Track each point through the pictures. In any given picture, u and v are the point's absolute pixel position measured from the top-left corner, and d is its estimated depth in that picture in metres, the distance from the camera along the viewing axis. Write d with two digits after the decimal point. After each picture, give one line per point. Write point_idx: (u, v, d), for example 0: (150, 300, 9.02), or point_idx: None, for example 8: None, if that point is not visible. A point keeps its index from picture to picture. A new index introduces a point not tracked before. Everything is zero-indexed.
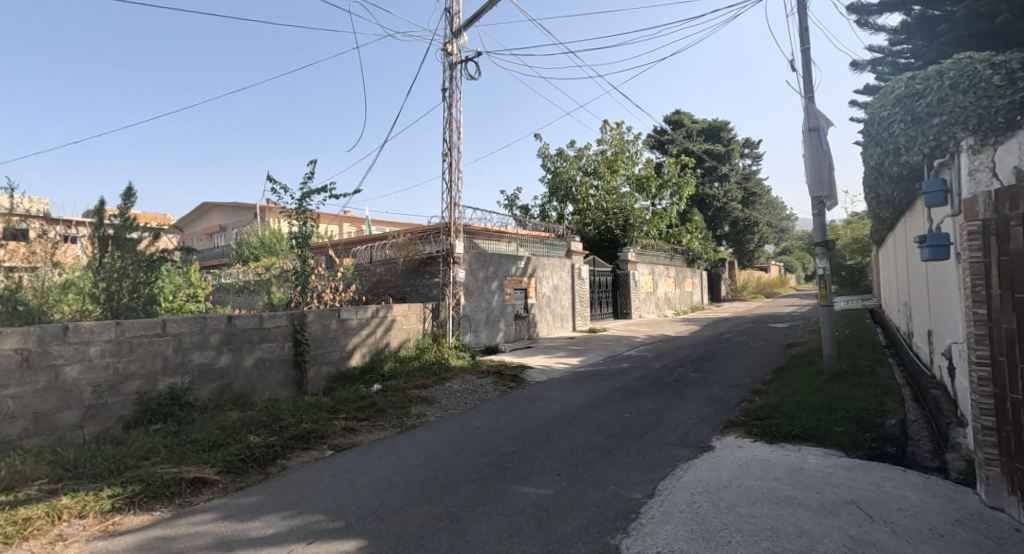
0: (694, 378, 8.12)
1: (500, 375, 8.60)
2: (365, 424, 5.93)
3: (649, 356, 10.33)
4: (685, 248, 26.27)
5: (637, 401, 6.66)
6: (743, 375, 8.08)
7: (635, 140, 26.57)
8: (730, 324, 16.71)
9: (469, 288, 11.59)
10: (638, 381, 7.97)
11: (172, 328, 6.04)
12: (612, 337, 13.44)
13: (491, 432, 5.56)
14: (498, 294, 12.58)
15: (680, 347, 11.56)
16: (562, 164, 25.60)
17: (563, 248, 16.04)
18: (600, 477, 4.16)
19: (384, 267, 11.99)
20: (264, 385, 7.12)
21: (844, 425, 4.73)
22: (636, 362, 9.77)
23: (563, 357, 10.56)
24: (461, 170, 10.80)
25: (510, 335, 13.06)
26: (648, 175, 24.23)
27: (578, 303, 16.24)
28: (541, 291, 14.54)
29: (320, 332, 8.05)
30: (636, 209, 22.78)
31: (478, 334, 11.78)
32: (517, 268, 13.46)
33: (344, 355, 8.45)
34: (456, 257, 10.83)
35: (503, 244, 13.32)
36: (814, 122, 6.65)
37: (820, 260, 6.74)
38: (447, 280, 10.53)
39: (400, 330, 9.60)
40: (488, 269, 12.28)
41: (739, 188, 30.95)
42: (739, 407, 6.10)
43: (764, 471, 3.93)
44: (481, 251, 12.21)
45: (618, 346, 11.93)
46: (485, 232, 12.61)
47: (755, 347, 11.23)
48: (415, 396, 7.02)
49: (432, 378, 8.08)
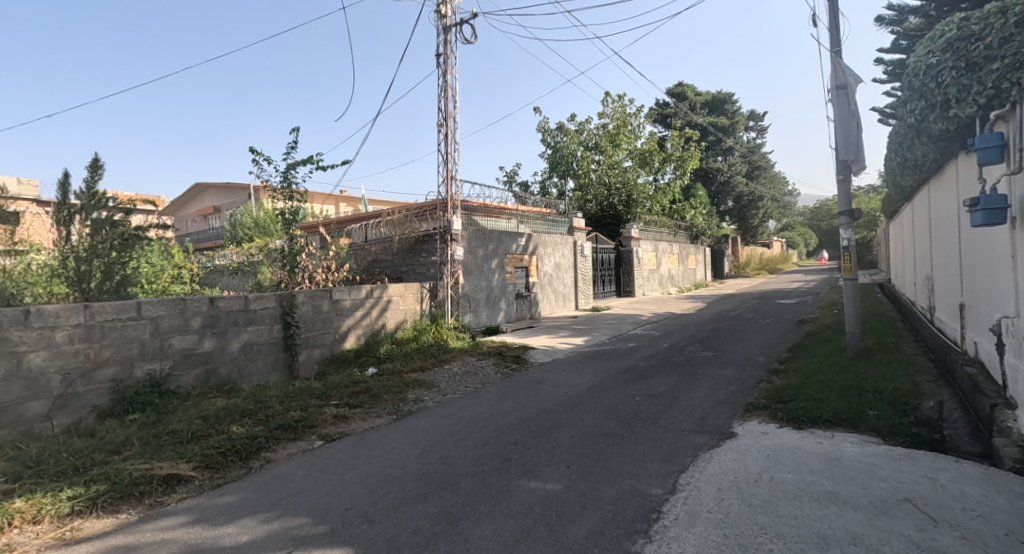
0: (705, 357, 7.73)
1: (502, 356, 8.21)
2: (358, 411, 5.54)
3: (656, 335, 9.95)
4: (689, 224, 25.76)
5: (648, 383, 6.27)
6: (757, 354, 7.69)
7: (638, 114, 25.83)
8: (737, 300, 16.31)
9: (469, 266, 11.15)
10: (647, 361, 7.59)
11: (148, 311, 5.62)
12: (617, 316, 13.06)
13: (493, 418, 5.17)
14: (498, 273, 12.15)
15: (688, 325, 11.17)
16: (563, 139, 24.94)
17: (565, 225, 15.54)
18: (614, 468, 3.77)
19: (379, 246, 11.58)
20: (251, 370, 6.73)
21: (878, 408, 4.32)
22: (644, 341, 9.39)
23: (567, 337, 10.18)
24: (458, 142, 10.23)
25: (511, 315, 12.66)
26: (651, 149, 23.57)
27: (581, 281, 15.83)
28: (543, 270, 14.11)
29: (311, 314, 7.64)
30: (639, 184, 22.19)
31: (478, 314, 11.38)
32: (518, 245, 13.00)
33: (338, 337, 8.06)
34: (454, 234, 10.33)
35: (503, 222, 12.84)
36: (842, 80, 6.15)
37: (844, 229, 6.30)
38: (444, 259, 10.06)
39: (397, 311, 9.20)
40: (488, 247, 11.82)
41: (744, 162, 30.26)
42: (758, 388, 5.71)
43: (797, 462, 3.53)
44: (480, 227, 11.74)
45: (623, 324, 11.55)
46: (484, 208, 12.11)
47: (766, 324, 10.84)
48: (413, 380, 6.64)
49: (431, 361, 7.69)
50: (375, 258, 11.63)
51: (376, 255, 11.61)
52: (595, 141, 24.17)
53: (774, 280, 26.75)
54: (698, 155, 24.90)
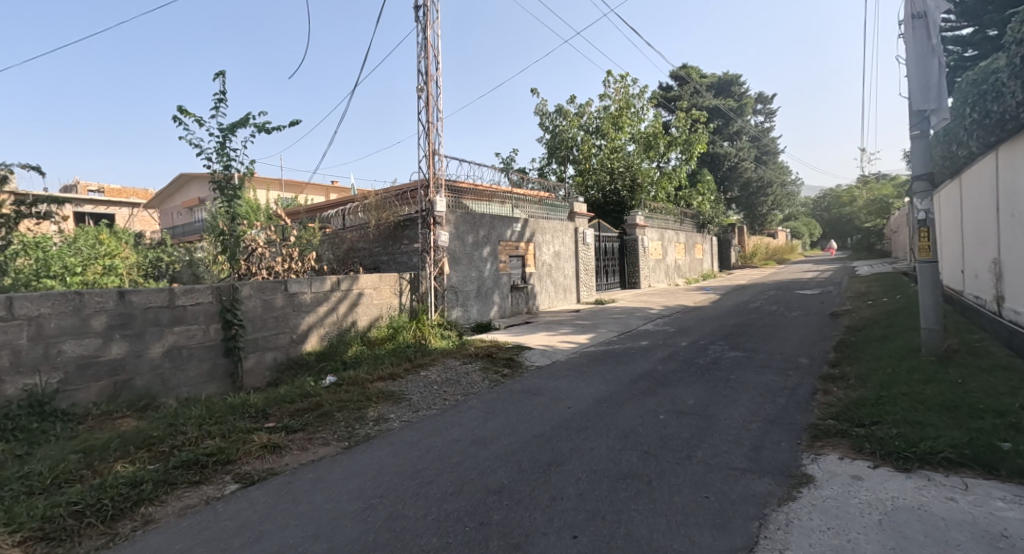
0: (735, 359, 6.44)
1: (491, 359, 6.92)
2: (299, 437, 4.24)
3: (671, 332, 8.68)
4: (695, 211, 24.47)
5: (673, 396, 4.99)
6: (798, 355, 6.40)
7: (641, 96, 24.50)
8: (751, 292, 15.03)
9: (457, 255, 9.87)
10: (666, 365, 6.31)
11: (25, 309, 4.31)
12: (623, 310, 11.78)
13: (473, 449, 3.88)
14: (490, 262, 10.87)
15: (704, 320, 9.91)
16: (562, 123, 23.62)
17: (564, 211, 14.25)
18: (647, 542, 2.47)
19: (356, 232, 10.30)
20: (180, 381, 5.44)
21: (1014, 440, 3.04)
22: (657, 339, 8.11)
23: (568, 334, 8.90)
24: (441, 111, 8.87)
25: (506, 309, 11.38)
26: (655, 132, 22.26)
27: (583, 272, 14.54)
28: (541, 259, 12.82)
29: (260, 311, 6.33)
30: (643, 169, 20.88)
31: (468, 309, 10.10)
32: (513, 232, 11.71)
33: (296, 338, 6.76)
34: (438, 217, 8.95)
35: (496, 206, 11.55)
36: (921, 6, 4.86)
37: (919, 199, 4.98)
38: (425, 246, 8.70)
39: (370, 306, 7.92)
40: (478, 233, 10.54)
41: (752, 147, 28.91)
42: (817, 403, 4.42)
43: (940, 540, 2.24)
44: (470, 211, 10.45)
45: (631, 319, 10.26)
46: (474, 190, 10.80)
47: (793, 318, 9.54)
48: (378, 392, 5.35)
49: (405, 366, 6.40)
50: (351, 247, 10.33)
51: (352, 243, 10.31)
52: (596, 125, 22.96)
53: (785, 271, 25.46)
54: (705, 138, 23.59)
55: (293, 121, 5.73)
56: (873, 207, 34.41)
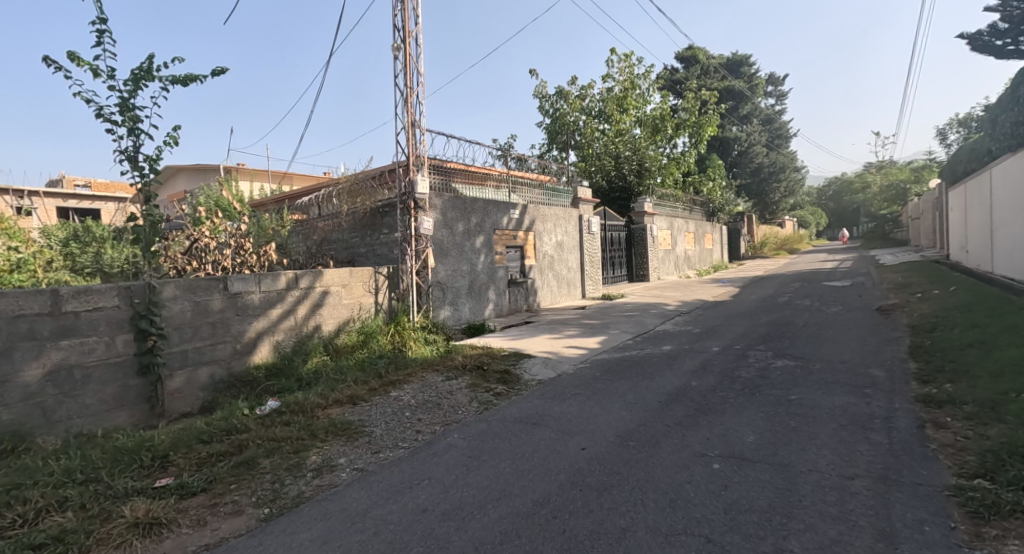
0: (788, 371, 5.14)
1: (481, 371, 5.60)
2: (196, 504, 2.92)
3: (696, 333, 7.39)
4: (705, 199, 23.13)
5: (725, 429, 3.68)
6: (867, 366, 5.09)
7: (647, 76, 23.11)
8: (773, 284, 13.75)
9: (445, 245, 8.55)
10: (702, 380, 4.99)
11: None
12: (635, 306, 10.48)
13: (446, 532, 2.56)
14: (484, 254, 9.59)
15: (730, 317, 8.63)
16: (563, 106, 22.28)
17: (567, 196, 12.92)
18: None
19: (332, 221, 9.04)
20: (71, 411, 4.11)
21: None
22: (682, 343, 6.80)
23: (575, 337, 7.59)
24: (422, 74, 7.52)
25: (503, 307, 10.09)
26: (663, 114, 20.92)
27: (588, 264, 13.22)
28: (542, 250, 11.51)
29: (191, 315, 5.02)
30: (651, 153, 19.52)
31: (458, 307, 8.81)
32: (509, 219, 10.39)
33: (240, 349, 5.46)
34: (420, 201, 7.59)
35: (490, 190, 10.24)
36: None
37: None
38: (405, 236, 7.36)
39: (336, 308, 6.62)
40: (469, 221, 9.23)
41: (763, 131, 27.55)
42: (938, 446, 3.11)
43: None
44: (460, 195, 9.15)
45: (646, 318, 8.97)
46: (464, 172, 9.46)
47: (835, 315, 8.24)
48: (327, 425, 4.02)
49: (372, 383, 5.08)
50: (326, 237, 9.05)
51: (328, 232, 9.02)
52: (599, 108, 21.72)
53: (800, 260, 24.16)
54: (715, 121, 22.23)
55: (218, 69, 4.38)
56: (889, 193, 33.02)
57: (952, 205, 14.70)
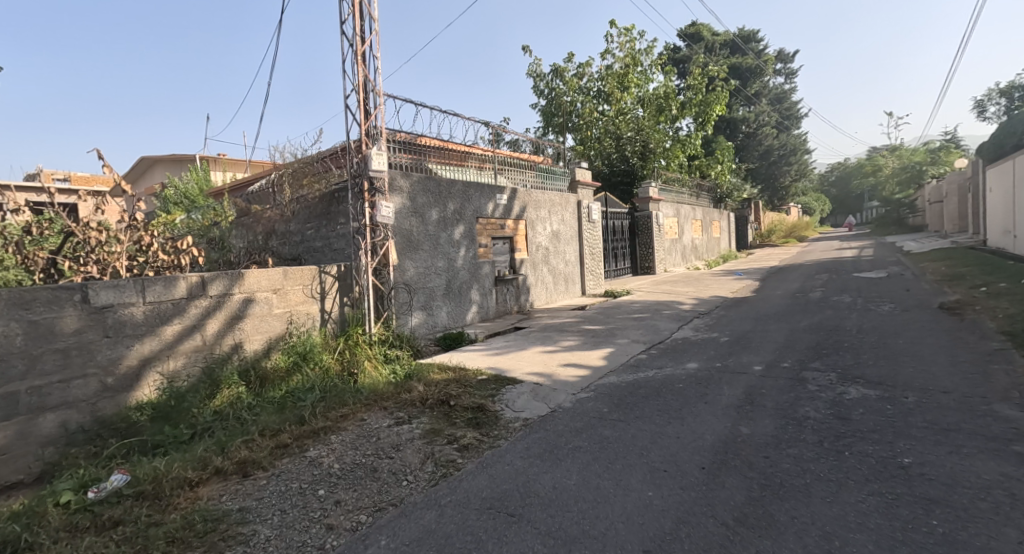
0: (873, 408, 3.63)
1: (446, 410, 4.10)
2: None
3: (724, 345, 5.93)
4: (712, 183, 21.61)
5: (830, 540, 2.18)
6: (987, 399, 3.59)
7: (649, 53, 21.47)
8: (795, 276, 12.29)
9: (413, 238, 7.06)
10: (755, 424, 3.50)
11: None
12: (644, 306, 9.01)
13: None
14: (464, 247, 8.10)
15: (761, 321, 7.16)
16: (559, 86, 20.68)
17: (564, 179, 11.39)
18: None
19: (279, 210, 7.56)
20: None
21: None
22: (711, 359, 5.32)
23: (574, 350, 6.10)
24: (376, 21, 5.97)
25: (489, 309, 8.61)
26: (667, 93, 19.37)
27: (588, 257, 11.72)
28: (535, 242, 10.01)
29: (24, 341, 3.47)
30: (655, 134, 17.97)
31: (433, 312, 7.34)
32: (495, 206, 8.88)
33: (112, 384, 3.93)
34: (378, 183, 6.04)
35: (472, 171, 8.70)
36: None
37: None
38: (358, 228, 5.83)
39: (262, 320, 5.12)
40: (445, 208, 7.72)
41: (772, 111, 25.98)
42: None
43: None
44: (434, 176, 7.63)
45: (659, 322, 7.48)
46: (439, 149, 7.93)
47: (891, 316, 6.76)
48: (178, 527, 2.49)
49: (286, 433, 3.58)
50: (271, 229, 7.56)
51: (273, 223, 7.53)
52: (597, 87, 20.15)
53: (813, 248, 22.76)
54: (723, 99, 20.67)
55: None
56: (903, 176, 31.48)
57: (992, 184, 13.23)
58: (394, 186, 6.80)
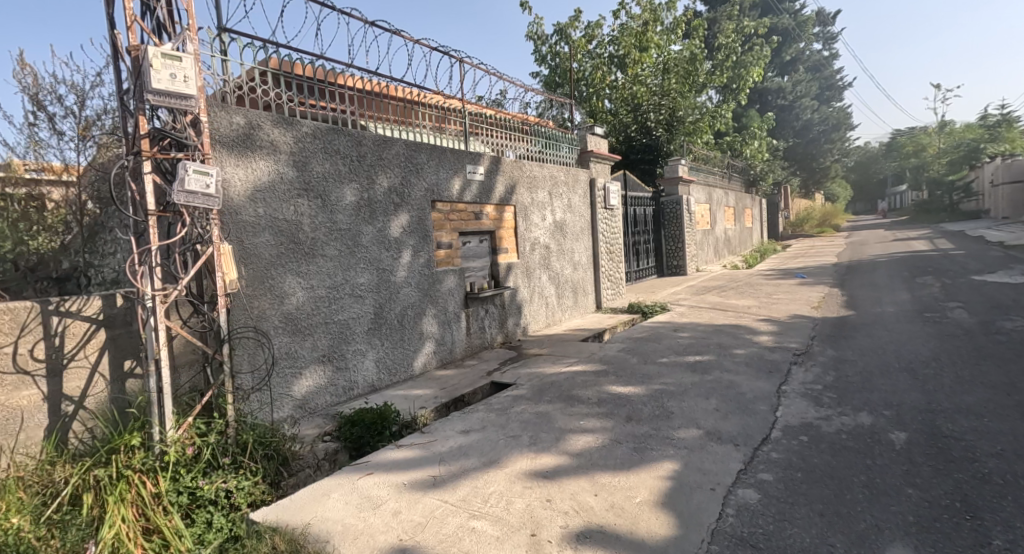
0: None
1: None
2: None
3: (917, 464, 2.76)
4: (746, 162, 18.31)
5: None
6: None
7: (672, 9, 18.10)
8: (885, 279, 9.10)
9: (304, 237, 3.98)
10: None
11: None
12: (696, 336, 5.87)
13: None
14: (410, 248, 4.99)
15: (926, 379, 4.00)
16: (564, 50, 17.36)
17: (572, 149, 8.18)
18: None
19: (68, 178, 4.06)
20: None
21: None
22: (937, 533, 2.16)
23: (595, 465, 2.99)
24: None
25: (455, 346, 5.52)
26: (696, 52, 16.07)
27: (605, 257, 8.55)
28: (529, 238, 6.86)
29: None
30: (684, 100, 14.66)
31: (345, 365, 4.27)
32: (464, 183, 5.75)
33: None
34: (184, 123, 2.85)
35: (427, 132, 5.49)
36: None
37: None
38: (132, 218, 2.67)
39: None
40: (371, 183, 4.57)
41: (810, 80, 22.56)
42: None
43: None
44: (350, 131, 4.48)
45: (738, 378, 4.34)
46: (363, 89, 4.78)
47: None
48: None
49: None
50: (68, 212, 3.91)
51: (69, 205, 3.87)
52: (610, 51, 16.87)
53: (866, 239, 19.44)
54: (761, 62, 17.33)
55: None
56: (954, 155, 27.96)
57: None
58: (255, 140, 3.68)
